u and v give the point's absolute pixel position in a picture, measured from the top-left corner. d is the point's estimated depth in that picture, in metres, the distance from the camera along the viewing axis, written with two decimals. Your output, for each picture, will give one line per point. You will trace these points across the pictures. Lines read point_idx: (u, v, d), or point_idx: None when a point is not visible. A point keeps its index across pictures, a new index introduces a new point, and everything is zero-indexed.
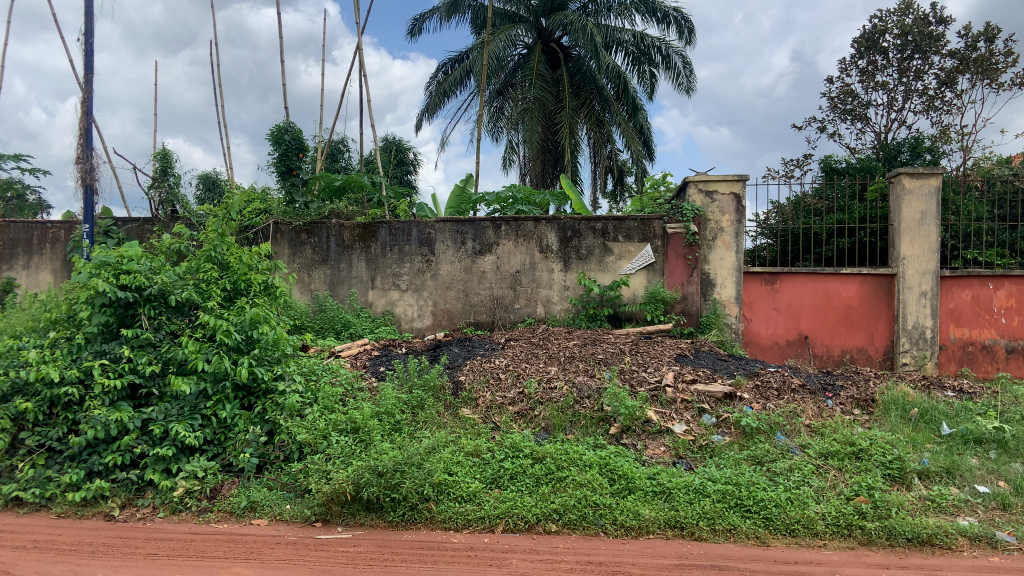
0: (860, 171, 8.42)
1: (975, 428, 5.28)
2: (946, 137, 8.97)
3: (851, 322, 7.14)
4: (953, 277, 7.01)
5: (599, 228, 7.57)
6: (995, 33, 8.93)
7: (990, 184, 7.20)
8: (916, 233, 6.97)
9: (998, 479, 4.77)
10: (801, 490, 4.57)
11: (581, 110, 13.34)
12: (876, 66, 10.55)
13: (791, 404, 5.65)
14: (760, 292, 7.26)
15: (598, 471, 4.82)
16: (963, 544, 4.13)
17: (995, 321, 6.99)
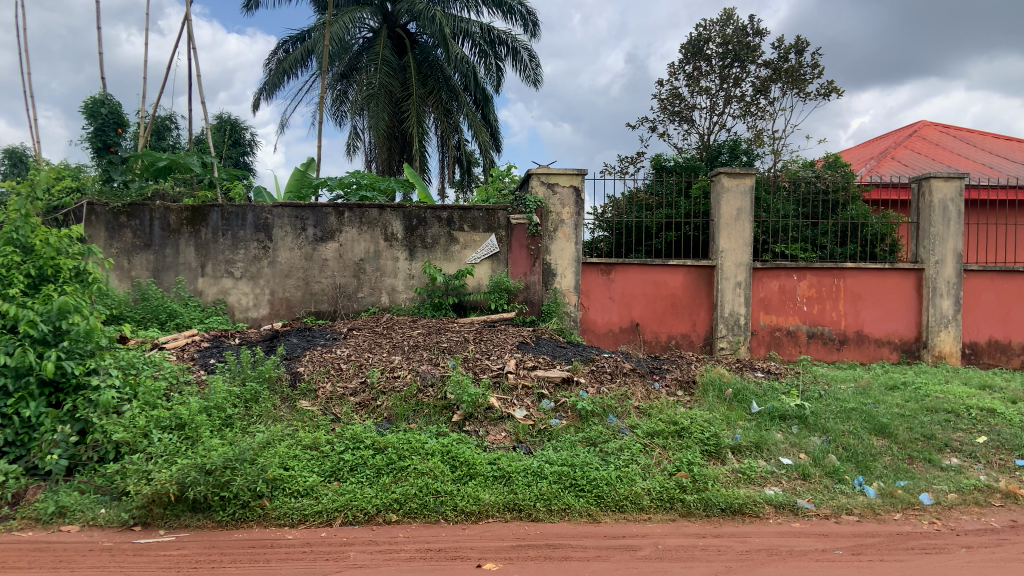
0: (686, 170, 9.02)
1: (780, 406, 5.76)
2: (760, 141, 9.79)
3: (677, 310, 7.66)
4: (765, 268, 7.69)
5: (445, 217, 7.57)
6: (803, 47, 9.86)
7: (796, 184, 7.94)
8: (733, 228, 7.57)
9: (800, 451, 5.27)
10: (630, 468, 4.88)
11: (428, 98, 13.27)
12: (702, 71, 11.32)
13: (623, 387, 5.97)
14: (596, 282, 7.60)
15: (440, 458, 4.84)
16: (769, 512, 4.58)
17: (798, 309, 7.73)
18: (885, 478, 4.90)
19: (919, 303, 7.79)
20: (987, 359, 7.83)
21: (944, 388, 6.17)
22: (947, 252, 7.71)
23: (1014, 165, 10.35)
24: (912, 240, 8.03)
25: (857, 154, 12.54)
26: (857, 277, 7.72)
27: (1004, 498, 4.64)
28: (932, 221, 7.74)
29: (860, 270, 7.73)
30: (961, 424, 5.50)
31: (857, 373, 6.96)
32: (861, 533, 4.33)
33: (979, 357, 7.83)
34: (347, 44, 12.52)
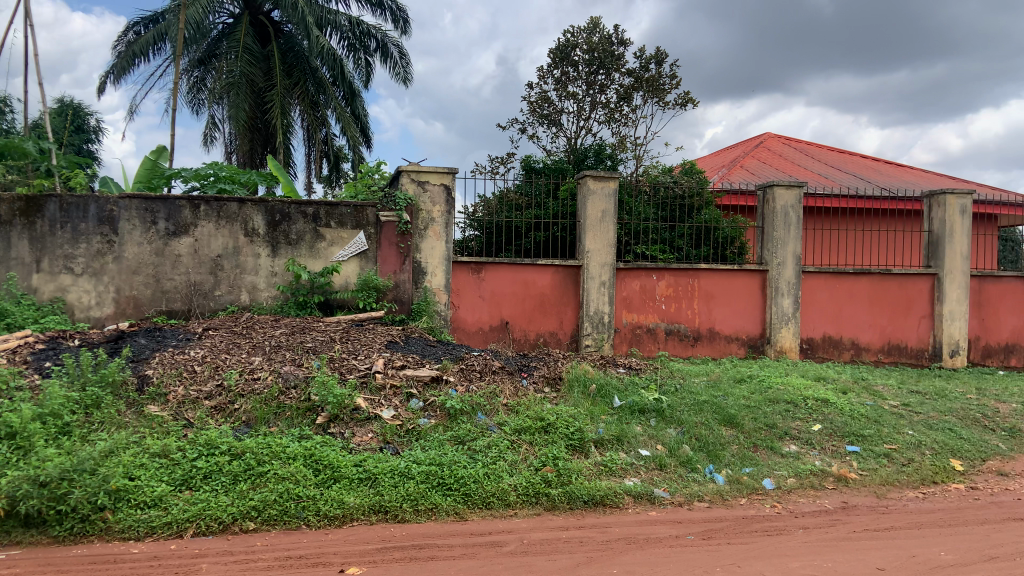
0: (554, 172, 9.25)
1: (640, 400, 5.98)
2: (622, 147, 10.16)
3: (545, 309, 7.88)
4: (627, 268, 8.02)
5: (310, 213, 7.34)
6: (663, 58, 10.34)
7: (656, 189, 8.40)
8: (598, 230, 7.85)
9: (657, 442, 5.51)
10: (497, 465, 4.93)
11: (294, 89, 12.84)
12: (569, 76, 11.61)
13: (491, 385, 6.01)
14: (466, 281, 7.67)
15: (302, 462, 4.67)
16: (628, 502, 4.77)
17: (657, 307, 8.13)
18: (733, 465, 5.23)
19: (764, 302, 8.39)
20: (821, 353, 8.53)
21: (785, 380, 6.66)
22: (788, 255, 8.32)
23: (845, 176, 11.35)
24: (758, 244, 8.62)
25: (709, 162, 13.31)
26: (710, 277, 8.24)
27: (836, 480, 5.07)
28: (775, 226, 8.32)
29: (712, 271, 8.25)
30: (799, 413, 5.94)
31: (710, 367, 7.39)
32: (712, 519, 4.59)
33: (814, 351, 8.51)
34: (204, 29, 11.91)
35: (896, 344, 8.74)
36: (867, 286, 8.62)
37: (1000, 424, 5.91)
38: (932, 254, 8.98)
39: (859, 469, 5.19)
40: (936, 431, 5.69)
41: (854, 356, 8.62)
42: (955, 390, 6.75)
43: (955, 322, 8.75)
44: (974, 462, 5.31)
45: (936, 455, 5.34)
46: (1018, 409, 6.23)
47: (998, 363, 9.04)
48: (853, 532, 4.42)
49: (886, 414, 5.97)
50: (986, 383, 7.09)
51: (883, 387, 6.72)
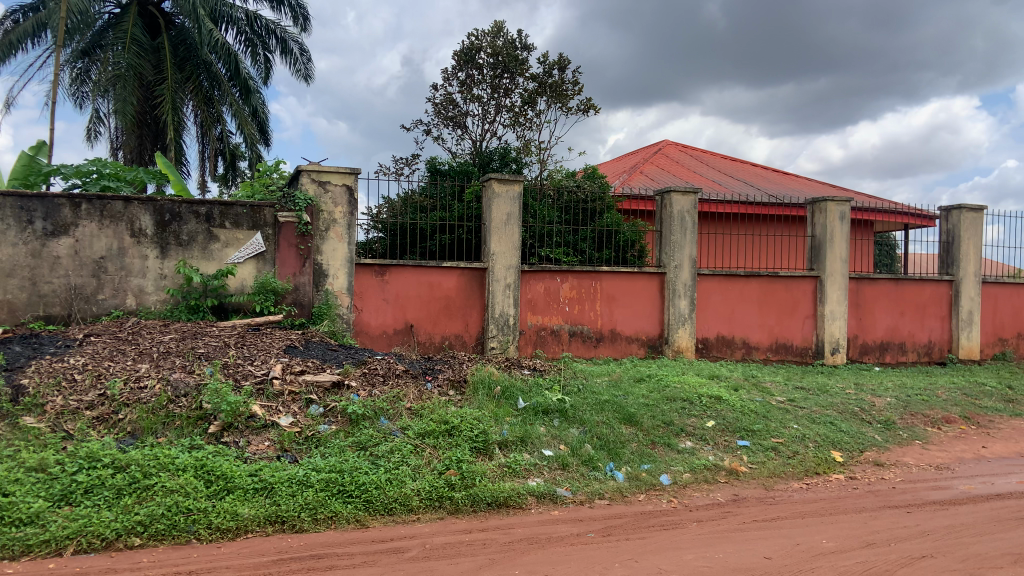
0: (459, 174, 9.25)
1: (543, 401, 6.04)
2: (527, 150, 10.22)
3: (451, 311, 7.89)
4: (532, 271, 8.12)
5: (203, 213, 7.04)
6: (566, 64, 10.46)
7: (560, 193, 8.63)
8: (503, 233, 7.90)
9: (560, 442, 5.58)
10: (399, 470, 4.86)
11: (186, 85, 12.35)
12: (473, 80, 11.61)
13: (395, 389, 5.93)
14: (370, 283, 7.60)
15: (193, 474, 4.45)
16: (531, 503, 4.81)
17: (561, 309, 8.27)
18: (633, 462, 5.37)
19: (662, 303, 8.68)
20: (715, 352, 8.90)
21: (681, 379, 6.89)
22: (684, 258, 8.64)
23: (739, 183, 11.88)
24: (656, 247, 8.90)
25: (613, 167, 13.62)
26: (612, 280, 8.45)
27: (728, 474, 5.29)
28: (672, 230, 8.62)
29: (614, 274, 8.47)
30: (694, 410, 6.16)
31: (611, 367, 7.55)
32: (612, 515, 4.69)
33: (709, 350, 8.87)
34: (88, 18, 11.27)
35: (783, 343, 9.20)
36: (757, 288, 9.06)
37: (876, 417, 6.32)
38: (815, 257, 9.45)
39: (749, 463, 5.43)
40: (819, 425, 6.03)
41: (745, 354, 9.03)
42: (837, 386, 7.18)
43: (836, 321, 9.26)
44: (853, 452, 5.66)
45: (819, 447, 5.66)
46: (891, 402, 6.68)
47: (874, 360, 9.60)
48: (743, 524, 4.62)
49: (774, 409, 6.28)
50: (865, 379, 7.58)
51: (772, 384, 7.07)
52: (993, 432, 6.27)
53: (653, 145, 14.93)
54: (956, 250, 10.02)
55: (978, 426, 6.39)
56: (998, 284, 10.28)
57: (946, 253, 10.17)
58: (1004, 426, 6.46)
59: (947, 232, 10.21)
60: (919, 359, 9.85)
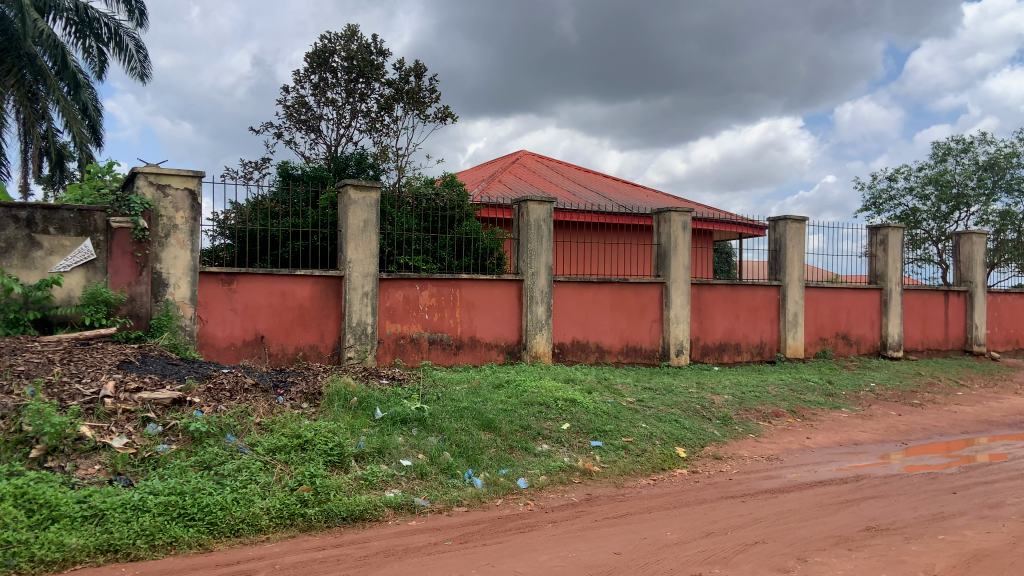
0: (313, 179, 9.03)
1: (401, 411, 5.97)
2: (384, 156, 10.11)
3: (304, 321, 7.65)
4: (390, 278, 8.03)
5: (23, 217, 6.39)
6: (423, 71, 10.44)
7: (418, 200, 8.58)
8: (360, 240, 7.77)
9: (418, 451, 5.53)
10: (247, 488, 4.62)
11: (5, 78, 11.28)
12: (327, 83, 11.32)
13: (243, 404, 5.64)
14: (216, 292, 7.24)
15: (11, 503, 4.01)
16: (388, 515, 4.72)
17: (420, 317, 8.23)
18: (491, 468, 5.42)
19: (520, 310, 8.85)
20: (571, 356, 9.19)
21: (538, 383, 7.03)
22: (541, 265, 8.90)
23: (594, 194, 12.39)
24: (513, 254, 9.08)
25: (472, 176, 13.72)
26: (471, 287, 8.53)
27: (581, 475, 5.47)
28: (529, 238, 8.84)
29: (473, 281, 8.53)
30: (550, 414, 6.29)
31: (470, 374, 7.58)
32: (469, 522, 4.70)
33: (565, 354, 9.15)
34: None
35: (633, 346, 9.65)
36: (609, 294, 9.49)
37: (715, 413, 6.77)
38: (660, 264, 9.98)
39: (601, 462, 5.64)
40: (665, 423, 6.37)
41: (599, 357, 9.38)
42: (682, 385, 7.62)
43: (680, 325, 9.82)
44: (695, 448, 6.03)
45: (665, 445, 5.98)
46: (729, 399, 7.18)
47: (714, 360, 10.28)
48: (596, 522, 4.78)
49: (624, 410, 6.56)
50: (706, 378, 8.10)
51: (622, 385, 7.39)
52: (815, 424, 6.89)
53: (512, 155, 15.19)
54: (783, 258, 10.85)
55: (802, 419, 7.01)
56: (820, 289, 11.19)
57: (775, 260, 11.00)
58: (824, 417, 7.12)
59: (775, 240, 10.97)
60: (753, 359, 10.62)
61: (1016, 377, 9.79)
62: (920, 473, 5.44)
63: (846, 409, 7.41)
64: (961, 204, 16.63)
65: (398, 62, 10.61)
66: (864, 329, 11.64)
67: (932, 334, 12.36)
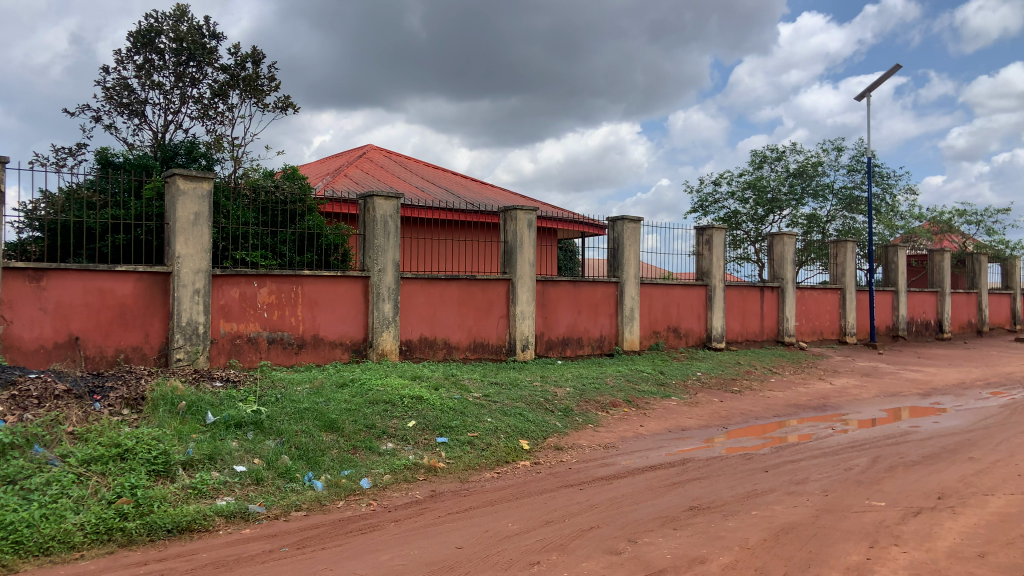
0: (136, 168, 8.45)
1: (236, 414, 5.67)
2: (218, 145, 9.60)
3: (126, 321, 7.08)
4: (224, 275, 7.66)
5: None
6: (260, 57, 9.99)
7: (256, 193, 8.21)
8: (190, 233, 7.33)
9: (254, 456, 5.27)
10: (58, 503, 4.20)
11: None
12: (153, 65, 10.54)
13: (52, 412, 5.14)
14: (22, 290, 6.53)
15: None
16: (219, 524, 4.45)
17: (258, 315, 7.89)
18: (332, 470, 5.28)
19: (366, 307, 8.74)
20: (418, 353, 9.20)
21: (384, 381, 6.93)
22: (388, 262, 8.83)
23: (444, 191, 12.45)
24: (359, 250, 8.94)
25: (317, 170, 13.29)
26: (314, 284, 8.31)
27: (426, 471, 5.47)
28: (375, 234, 8.75)
29: (315, 278, 8.33)
30: (396, 412, 6.23)
31: (312, 374, 7.35)
32: (307, 527, 4.53)
33: (412, 352, 9.15)
34: None
35: (480, 342, 9.81)
36: (456, 291, 9.59)
37: (557, 405, 7.02)
38: (507, 261, 10.20)
39: (446, 458, 5.68)
40: (510, 417, 6.51)
41: (446, 354, 9.46)
42: (527, 379, 7.83)
43: (525, 321, 10.10)
44: (537, 440, 6.22)
45: (509, 438, 6.11)
46: (570, 391, 7.47)
47: (557, 354, 10.68)
48: (439, 518, 4.78)
49: (470, 405, 6.62)
50: (550, 371, 8.37)
51: (469, 380, 7.46)
52: (647, 412, 7.34)
53: (359, 150, 14.87)
54: (621, 256, 11.42)
55: (637, 408, 7.43)
56: (653, 285, 11.91)
57: (614, 258, 11.55)
58: (656, 406, 7.59)
59: (614, 239, 11.53)
60: (593, 352, 11.11)
61: (819, 364, 10.93)
62: (738, 455, 5.92)
63: (676, 398, 7.95)
64: (774, 208, 18.38)
65: (234, 47, 10.10)
66: (692, 322, 12.48)
67: (750, 326, 13.41)
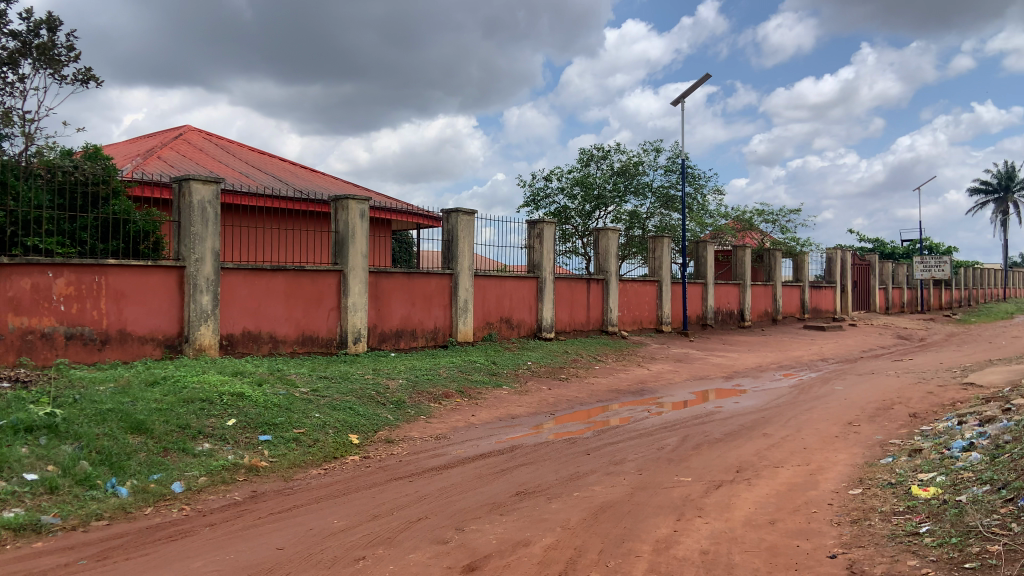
0: None
1: (26, 417, 5.08)
2: (8, 120, 8.59)
3: None
4: (12, 264, 6.91)
5: None
6: (59, 24, 9.00)
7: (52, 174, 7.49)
8: None
9: (47, 463, 4.74)
10: None
11: None
12: None
13: None
14: None
15: None
16: (5, 539, 3.95)
17: (54, 309, 7.18)
18: (140, 474, 4.88)
19: (181, 299, 8.23)
20: (240, 348, 8.81)
21: (201, 378, 6.53)
22: (206, 251, 8.40)
23: (272, 178, 11.93)
24: (174, 239, 8.41)
25: (125, 150, 12.20)
26: (120, 274, 7.71)
27: (246, 472, 5.22)
28: (192, 221, 8.29)
29: (122, 268, 7.74)
30: (214, 411, 5.89)
31: (118, 372, 6.75)
32: (109, 537, 4.14)
33: (234, 347, 8.75)
34: None
35: (309, 335, 9.55)
36: (283, 282, 9.28)
37: (389, 398, 6.98)
38: (338, 252, 9.99)
39: (269, 457, 5.45)
40: (339, 411, 6.38)
41: (271, 348, 9.14)
42: (358, 372, 7.69)
43: (357, 313, 9.95)
44: (368, 434, 6.15)
45: (338, 433, 5.99)
46: (403, 383, 7.44)
47: (391, 347, 10.60)
48: (259, 519, 4.56)
49: (296, 401, 6.40)
50: (382, 364, 8.27)
51: (296, 375, 7.21)
52: (479, 402, 7.49)
53: (175, 130, 13.85)
54: (456, 248, 11.53)
55: (469, 398, 7.56)
56: (487, 277, 12.14)
57: (448, 250, 11.64)
58: (487, 395, 7.76)
59: (448, 231, 11.59)
60: (427, 344, 11.14)
61: (638, 352, 11.68)
62: (564, 439, 6.18)
63: (507, 387, 8.18)
64: (601, 204, 19.40)
65: (25, 11, 9.03)
66: (524, 313, 12.85)
67: (578, 316, 14.07)
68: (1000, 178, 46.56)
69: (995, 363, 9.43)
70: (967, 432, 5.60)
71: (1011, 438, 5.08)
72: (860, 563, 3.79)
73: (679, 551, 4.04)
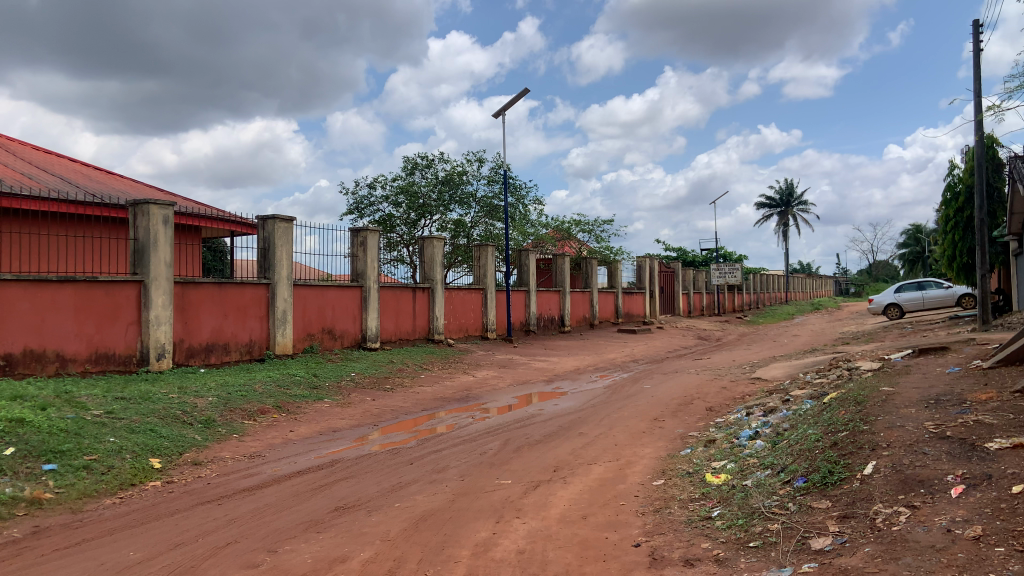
0: None
1: None
2: None
3: None
4: None
5: None
6: None
7: None
8: None
9: None
10: None
11: None
12: None
13: None
14: None
15: None
16: None
17: None
18: None
19: None
20: (20, 369, 7.92)
21: None
22: None
23: (60, 181, 10.79)
24: None
25: None
26: None
27: (28, 506, 4.65)
28: None
29: None
30: None
31: None
32: None
33: (13, 368, 7.85)
34: None
35: (104, 353, 8.73)
36: (72, 296, 8.47)
37: (196, 418, 6.55)
38: (138, 262, 9.24)
39: (54, 489, 4.90)
40: (137, 434, 5.89)
41: (58, 368, 8.27)
42: (162, 391, 7.13)
43: (161, 327, 9.24)
44: (172, 457, 5.74)
45: (136, 458, 5.53)
46: (213, 401, 7.02)
47: (201, 362, 9.95)
48: (41, 557, 4.06)
49: (87, 425, 5.82)
50: (191, 381, 7.73)
51: (87, 397, 6.54)
52: (298, 417, 7.23)
53: None
54: (274, 257, 11.09)
55: (287, 413, 7.28)
56: (306, 287, 11.77)
57: (265, 259, 11.16)
58: (307, 409, 7.52)
59: (264, 238, 11.11)
60: (241, 358, 10.57)
61: (463, 359, 11.84)
62: (387, 451, 6.12)
63: (329, 399, 7.97)
64: (425, 213, 19.54)
65: None
66: (347, 323, 12.58)
67: (403, 325, 14.00)
68: (784, 195, 52.27)
69: (773, 360, 10.61)
70: (753, 423, 6.23)
71: (788, 426, 5.72)
72: (661, 549, 4.06)
73: (496, 554, 4.11)
